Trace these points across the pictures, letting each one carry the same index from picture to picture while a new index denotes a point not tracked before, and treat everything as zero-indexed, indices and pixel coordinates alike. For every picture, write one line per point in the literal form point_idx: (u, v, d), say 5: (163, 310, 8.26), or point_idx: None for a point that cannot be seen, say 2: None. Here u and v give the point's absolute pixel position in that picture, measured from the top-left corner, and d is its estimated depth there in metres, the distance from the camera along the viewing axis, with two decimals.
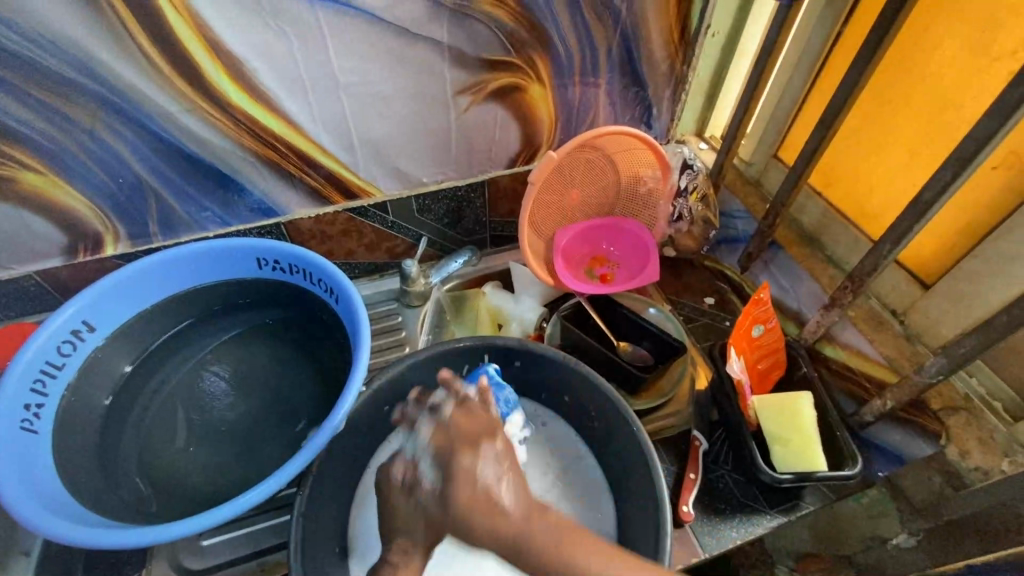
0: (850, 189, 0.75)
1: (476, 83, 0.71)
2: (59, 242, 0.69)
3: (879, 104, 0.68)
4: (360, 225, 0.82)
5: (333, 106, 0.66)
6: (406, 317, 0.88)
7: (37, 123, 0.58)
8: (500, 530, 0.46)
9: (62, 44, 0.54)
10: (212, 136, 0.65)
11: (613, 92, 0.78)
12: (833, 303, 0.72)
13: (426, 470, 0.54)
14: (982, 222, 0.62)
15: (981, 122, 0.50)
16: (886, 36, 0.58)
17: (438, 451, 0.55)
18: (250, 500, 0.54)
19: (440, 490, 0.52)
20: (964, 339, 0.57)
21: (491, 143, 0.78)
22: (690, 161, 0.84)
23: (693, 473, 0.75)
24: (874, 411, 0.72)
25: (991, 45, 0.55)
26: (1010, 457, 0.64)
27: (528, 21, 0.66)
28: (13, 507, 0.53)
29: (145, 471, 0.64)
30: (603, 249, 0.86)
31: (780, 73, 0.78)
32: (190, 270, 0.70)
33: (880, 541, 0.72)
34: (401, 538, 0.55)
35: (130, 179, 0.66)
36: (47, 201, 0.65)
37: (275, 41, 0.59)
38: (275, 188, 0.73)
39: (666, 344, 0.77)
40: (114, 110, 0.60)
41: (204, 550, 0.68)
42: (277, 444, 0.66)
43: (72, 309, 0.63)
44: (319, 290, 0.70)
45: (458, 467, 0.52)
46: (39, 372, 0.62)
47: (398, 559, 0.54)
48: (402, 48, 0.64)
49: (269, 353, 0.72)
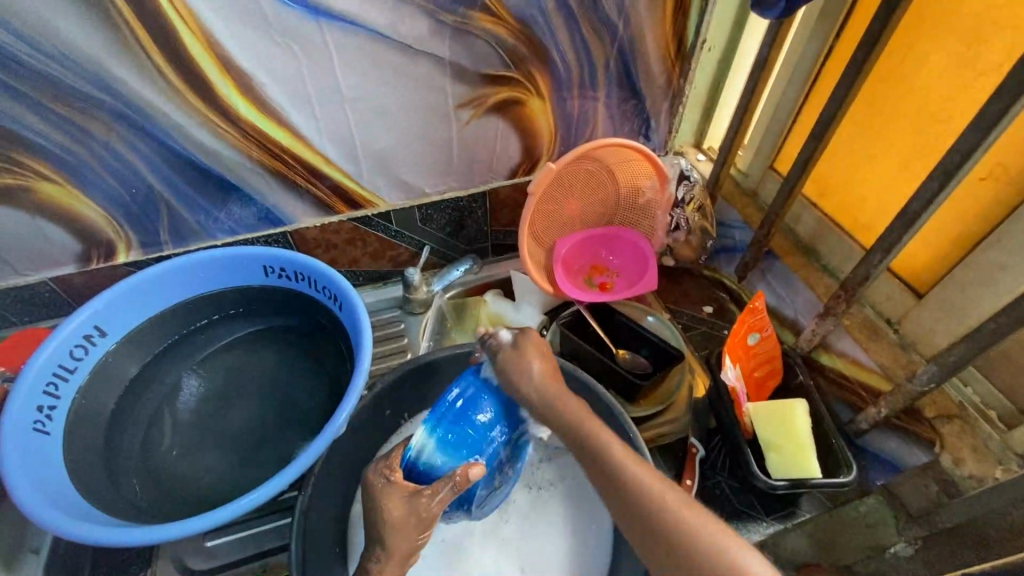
0: (844, 200, 0.77)
1: (477, 97, 0.72)
2: (73, 250, 0.71)
3: (871, 118, 0.69)
4: (365, 234, 0.84)
5: (339, 119, 0.69)
6: (409, 324, 0.90)
7: (55, 134, 0.61)
8: (534, 389, 0.57)
9: (80, 60, 0.56)
10: (223, 149, 0.67)
11: (611, 105, 0.80)
12: (827, 312, 0.73)
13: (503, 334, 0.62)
14: (972, 233, 0.63)
15: (963, 136, 0.52)
16: (874, 51, 0.60)
17: (521, 327, 0.62)
18: (252, 501, 0.56)
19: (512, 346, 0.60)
20: (954, 347, 0.58)
21: (493, 154, 0.80)
22: (687, 172, 0.86)
23: (689, 479, 0.75)
24: (870, 419, 0.72)
25: (977, 60, 0.57)
26: (1004, 465, 0.65)
27: (527, 38, 0.68)
28: (26, 506, 0.55)
29: (153, 472, 0.65)
30: (602, 257, 0.87)
31: (774, 87, 0.80)
32: (200, 277, 0.72)
33: (879, 550, 0.70)
34: (378, 544, 0.53)
35: (142, 190, 0.69)
36: (63, 211, 0.67)
37: (283, 57, 0.61)
38: (281, 199, 0.75)
39: (665, 352, 0.78)
40: (129, 123, 0.62)
41: (207, 551, 0.69)
42: (280, 448, 0.68)
43: (84, 315, 0.66)
44: (323, 297, 0.72)
45: (530, 334, 0.61)
46: (52, 375, 0.64)
47: (381, 560, 0.53)
48: (406, 65, 0.66)
49: (274, 358, 0.74)
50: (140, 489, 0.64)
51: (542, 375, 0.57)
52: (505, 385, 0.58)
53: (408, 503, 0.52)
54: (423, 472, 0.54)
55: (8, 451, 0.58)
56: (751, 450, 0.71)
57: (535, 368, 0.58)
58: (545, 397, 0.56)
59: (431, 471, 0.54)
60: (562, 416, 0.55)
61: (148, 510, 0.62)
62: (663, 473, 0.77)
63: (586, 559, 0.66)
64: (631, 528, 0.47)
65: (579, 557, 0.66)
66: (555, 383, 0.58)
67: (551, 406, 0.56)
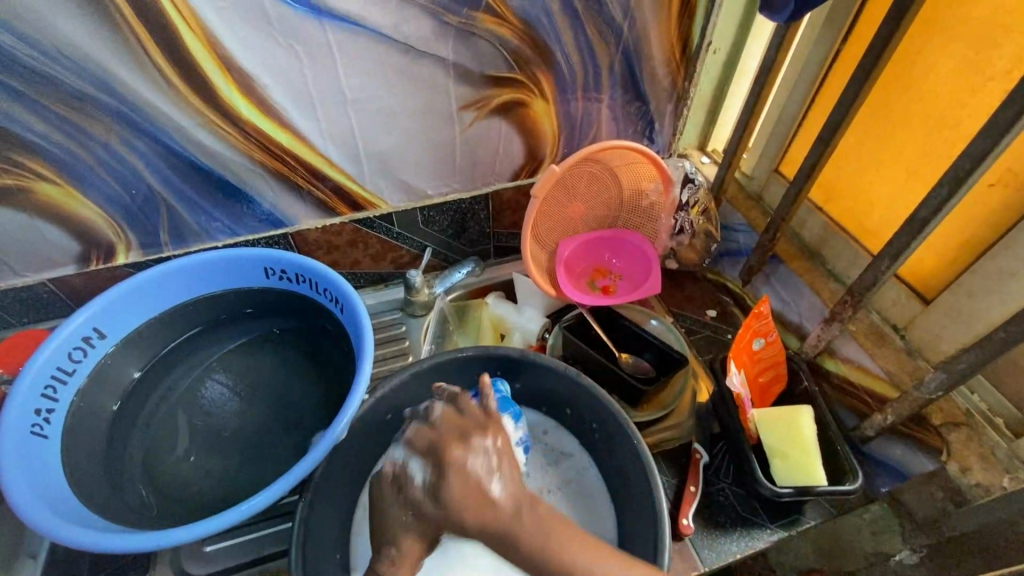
0: (849, 204, 0.76)
1: (481, 99, 0.72)
2: (73, 250, 0.71)
3: (879, 121, 0.69)
4: (366, 236, 0.83)
5: (342, 120, 0.68)
6: (410, 326, 0.89)
7: (53, 134, 0.60)
8: (487, 524, 0.49)
9: (80, 60, 0.55)
10: (224, 150, 0.67)
11: (615, 107, 0.79)
12: (832, 318, 0.73)
13: (415, 472, 0.53)
14: (981, 238, 0.62)
15: (975, 141, 0.51)
16: (884, 53, 0.59)
17: (429, 452, 0.53)
18: (253, 506, 0.55)
19: (426, 490, 0.51)
20: (963, 355, 0.58)
21: (495, 156, 0.80)
22: (692, 175, 0.84)
23: (693, 486, 0.75)
24: (874, 425, 0.72)
25: (988, 64, 0.56)
26: (1011, 473, 0.64)
27: (531, 40, 0.67)
28: (23, 512, 0.54)
29: (152, 476, 0.65)
30: (605, 260, 0.86)
31: (781, 90, 0.79)
32: (200, 279, 0.71)
33: (882, 557, 0.73)
34: (388, 546, 0.52)
35: (142, 190, 0.68)
36: (62, 211, 0.66)
37: (285, 58, 0.61)
38: (283, 200, 0.75)
39: (669, 356, 0.78)
40: (128, 123, 0.62)
41: (208, 555, 0.69)
42: (280, 452, 0.67)
43: (83, 317, 0.65)
44: (324, 300, 0.72)
45: (446, 466, 0.51)
46: (50, 378, 0.63)
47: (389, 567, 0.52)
48: (409, 66, 0.66)
49: (275, 360, 0.73)
50: (138, 493, 0.63)
51: (475, 498, 0.49)
52: (444, 519, 0.50)
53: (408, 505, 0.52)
54: None
55: (6, 454, 0.57)
56: (756, 457, 0.70)
57: (493, 493, 0.49)
58: (497, 532, 0.49)
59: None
60: (519, 542, 0.48)
61: (147, 513, 0.62)
62: (667, 480, 0.77)
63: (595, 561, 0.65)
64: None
65: None
66: (512, 497, 0.50)
67: (513, 533, 0.49)
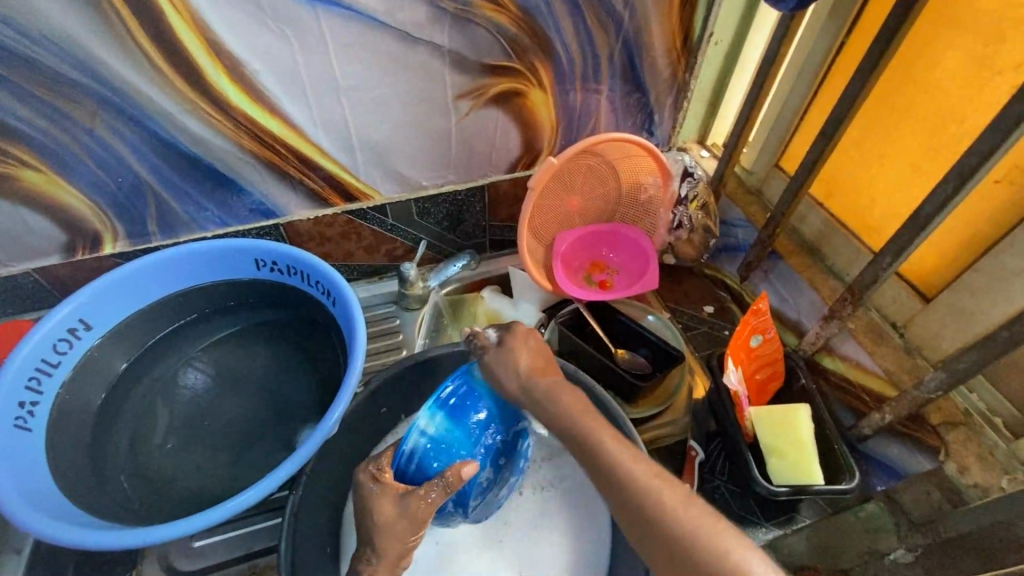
0: (851, 201, 0.75)
1: (477, 88, 0.70)
2: (57, 240, 0.69)
3: (882, 116, 0.67)
4: (360, 227, 0.82)
5: (334, 108, 0.66)
6: (403, 320, 0.88)
7: (37, 120, 0.58)
8: (532, 383, 0.56)
9: (64, 43, 0.54)
10: (213, 137, 0.65)
11: (614, 98, 0.78)
12: (832, 315, 0.72)
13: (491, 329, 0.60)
14: (983, 236, 0.61)
15: (983, 136, 0.50)
16: (890, 47, 0.58)
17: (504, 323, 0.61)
18: (243, 502, 0.54)
19: (497, 345, 0.58)
20: (965, 354, 0.57)
21: (492, 147, 0.78)
22: (691, 169, 0.84)
23: (688, 484, 0.75)
24: (872, 425, 0.72)
25: (995, 59, 0.55)
26: (1010, 474, 0.63)
27: (530, 28, 0.66)
28: (5, 509, 0.53)
29: (141, 469, 0.63)
30: (602, 255, 0.85)
31: (783, 83, 0.78)
32: (191, 270, 0.70)
33: (878, 555, 0.71)
34: (365, 547, 0.53)
35: (130, 178, 0.66)
36: (46, 199, 0.65)
37: (276, 44, 0.59)
38: (274, 190, 0.73)
39: (665, 352, 0.77)
40: (115, 109, 0.60)
41: (196, 552, 0.67)
42: (271, 446, 0.66)
43: (69, 308, 0.63)
44: (316, 291, 0.70)
45: (516, 326, 0.60)
46: (34, 370, 0.62)
47: (370, 563, 0.53)
48: (403, 53, 0.64)
49: (267, 354, 0.72)
50: (125, 487, 0.62)
51: (532, 369, 0.57)
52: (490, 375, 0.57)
53: (398, 504, 0.50)
54: (413, 474, 0.53)
55: None
56: (753, 455, 0.70)
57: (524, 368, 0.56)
58: (539, 390, 0.55)
59: (423, 471, 0.53)
60: (556, 413, 0.54)
61: (134, 509, 0.60)
62: None
63: (585, 558, 0.65)
64: (624, 518, 0.46)
65: (578, 554, 0.65)
66: None
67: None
